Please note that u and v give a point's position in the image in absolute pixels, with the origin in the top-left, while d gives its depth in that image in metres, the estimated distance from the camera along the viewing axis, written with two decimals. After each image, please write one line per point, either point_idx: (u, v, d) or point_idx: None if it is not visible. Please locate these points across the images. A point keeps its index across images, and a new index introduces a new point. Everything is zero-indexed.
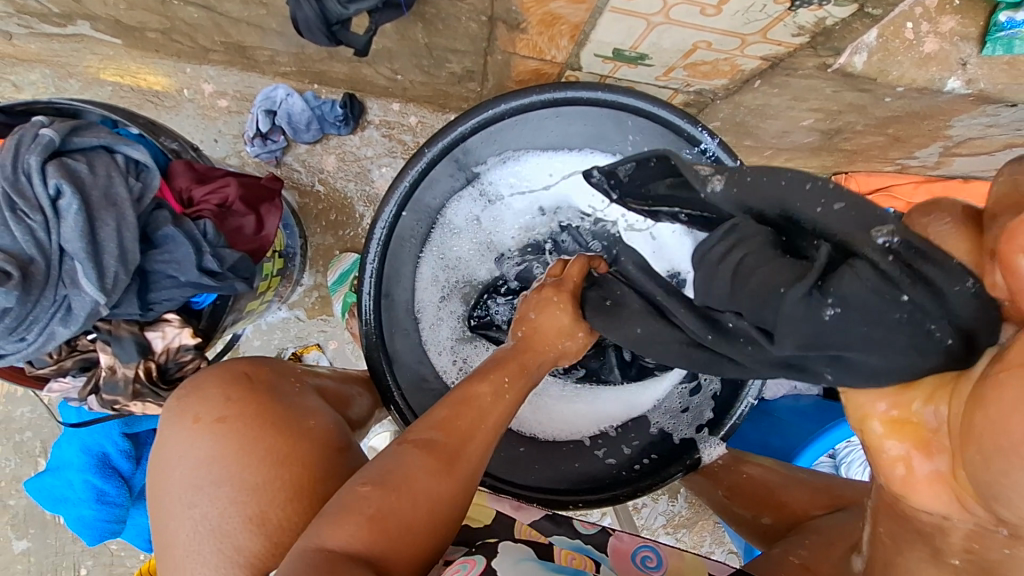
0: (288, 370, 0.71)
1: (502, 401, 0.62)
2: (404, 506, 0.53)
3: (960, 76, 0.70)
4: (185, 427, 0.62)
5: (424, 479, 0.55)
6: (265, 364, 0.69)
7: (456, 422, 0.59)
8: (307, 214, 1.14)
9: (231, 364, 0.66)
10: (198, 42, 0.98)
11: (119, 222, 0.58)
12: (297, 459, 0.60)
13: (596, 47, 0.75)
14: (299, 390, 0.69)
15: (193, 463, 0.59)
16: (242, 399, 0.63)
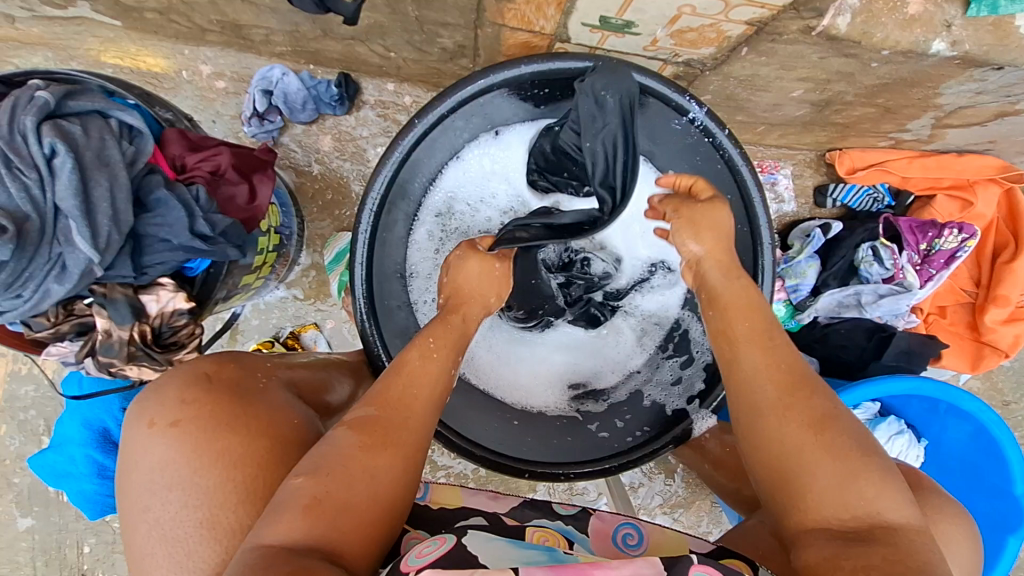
0: (255, 365, 0.69)
1: (430, 374, 0.67)
2: (345, 488, 0.56)
3: (945, 38, 0.70)
4: (141, 430, 0.60)
5: (357, 458, 0.58)
6: (233, 361, 0.67)
7: (388, 403, 0.63)
8: (304, 194, 1.16)
9: (194, 365, 0.65)
10: (195, 22, 1.00)
11: (112, 182, 0.59)
12: (248, 457, 0.59)
13: (582, 15, 0.76)
14: (265, 386, 0.67)
15: (149, 466, 0.58)
16: (199, 399, 0.61)
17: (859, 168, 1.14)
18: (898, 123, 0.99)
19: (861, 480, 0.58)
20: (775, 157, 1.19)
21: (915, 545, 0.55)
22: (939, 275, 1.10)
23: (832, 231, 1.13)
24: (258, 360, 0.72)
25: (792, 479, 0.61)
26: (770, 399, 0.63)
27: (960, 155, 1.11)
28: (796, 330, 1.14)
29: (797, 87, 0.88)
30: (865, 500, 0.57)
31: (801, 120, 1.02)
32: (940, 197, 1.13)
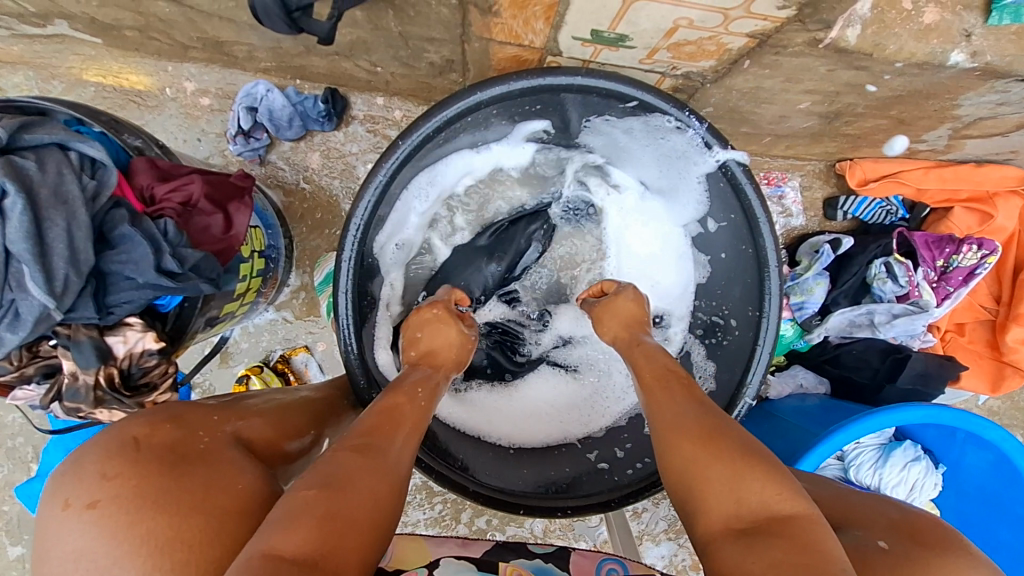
0: (200, 421, 0.58)
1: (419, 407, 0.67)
2: (350, 500, 0.50)
3: (964, 49, 0.65)
4: (54, 512, 0.49)
5: (356, 468, 0.53)
6: (172, 420, 0.56)
7: (385, 424, 0.61)
8: (292, 213, 1.12)
9: (120, 426, 0.53)
10: (176, 39, 0.97)
11: (69, 221, 0.56)
12: (184, 533, 0.48)
13: (573, 29, 0.72)
14: (207, 446, 0.55)
15: (62, 556, 0.47)
16: (123, 471, 0.49)
17: (871, 180, 1.08)
18: (913, 134, 0.93)
19: (752, 474, 0.57)
20: (782, 168, 1.13)
21: (814, 534, 0.51)
22: (956, 293, 1.04)
23: (842, 248, 1.07)
24: (213, 415, 0.60)
25: (697, 486, 0.59)
26: (671, 417, 0.66)
27: (978, 166, 1.05)
28: (805, 349, 1.12)
29: (804, 100, 0.83)
30: (764, 496, 0.55)
31: (809, 132, 0.97)
32: (957, 209, 1.07)
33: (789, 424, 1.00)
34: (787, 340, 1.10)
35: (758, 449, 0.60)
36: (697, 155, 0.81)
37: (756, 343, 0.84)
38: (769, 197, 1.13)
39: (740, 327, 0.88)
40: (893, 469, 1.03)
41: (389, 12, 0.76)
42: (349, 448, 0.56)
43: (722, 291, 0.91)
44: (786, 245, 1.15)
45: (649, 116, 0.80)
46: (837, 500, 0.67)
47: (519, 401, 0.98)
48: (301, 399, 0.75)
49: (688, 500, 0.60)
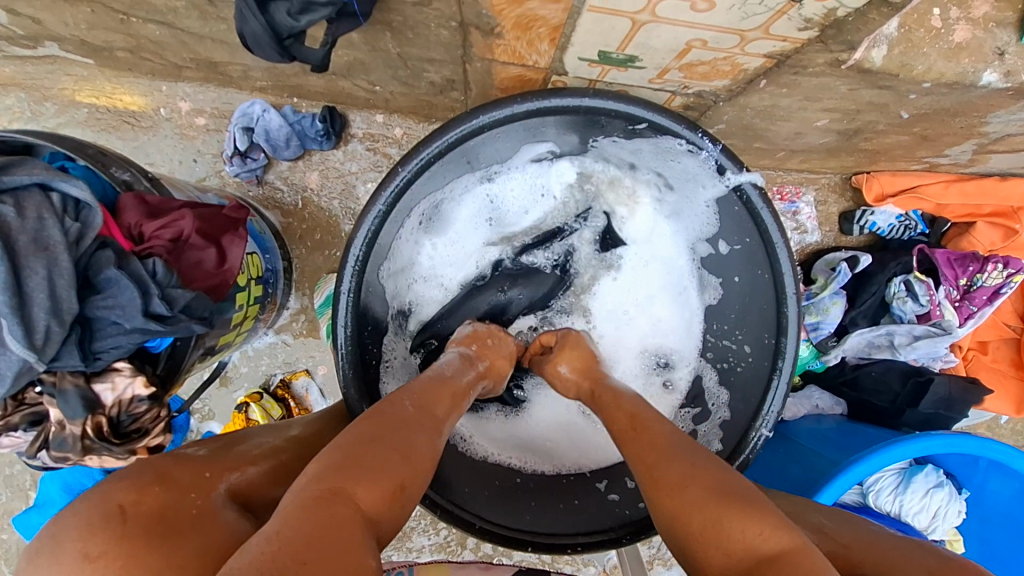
0: (192, 481, 0.55)
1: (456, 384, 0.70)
2: (400, 466, 0.54)
3: (997, 68, 0.61)
4: None
5: (405, 436, 0.58)
6: (159, 483, 0.53)
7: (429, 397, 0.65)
8: (291, 234, 1.09)
9: (105, 493, 0.51)
10: (169, 59, 0.94)
11: (50, 269, 0.53)
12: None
13: (579, 50, 0.68)
14: (199, 510, 0.52)
15: None
16: (105, 551, 0.47)
17: (889, 194, 1.04)
18: (935, 149, 0.89)
19: (730, 516, 0.52)
20: (796, 182, 1.09)
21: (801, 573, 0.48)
22: (980, 312, 1.01)
23: (859, 265, 1.03)
24: (205, 472, 0.57)
25: (679, 532, 0.55)
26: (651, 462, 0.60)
27: (1003, 179, 1.00)
28: (823, 370, 1.08)
29: (821, 118, 0.80)
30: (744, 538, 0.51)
31: (826, 148, 0.93)
32: (980, 224, 1.03)
33: (805, 448, 0.96)
34: (803, 361, 1.06)
35: (740, 489, 0.55)
36: (709, 178, 0.78)
37: (774, 372, 0.81)
38: (783, 213, 1.09)
39: (755, 355, 0.84)
40: (915, 496, 0.98)
41: (387, 34, 0.72)
42: (387, 413, 0.60)
43: (740, 315, 0.86)
44: (801, 261, 1.11)
45: (660, 138, 0.77)
46: (868, 547, 0.62)
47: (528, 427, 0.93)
48: (294, 436, 0.69)
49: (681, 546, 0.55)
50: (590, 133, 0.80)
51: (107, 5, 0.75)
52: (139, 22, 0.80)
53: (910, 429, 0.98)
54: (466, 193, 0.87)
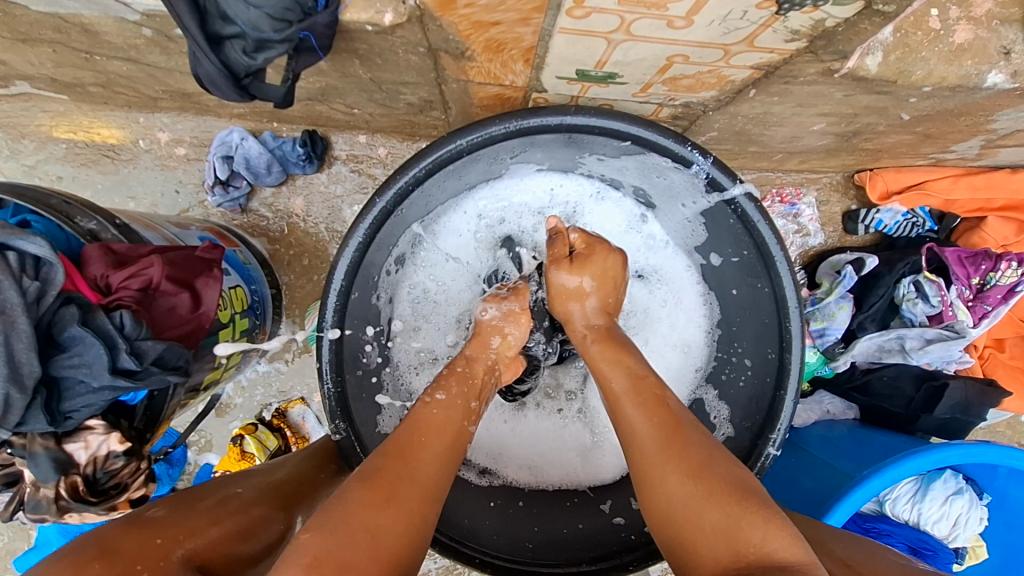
0: (143, 551, 0.52)
1: (454, 421, 0.65)
2: (346, 546, 0.50)
3: (1004, 68, 0.57)
4: None
5: (359, 511, 0.52)
6: (105, 557, 0.51)
7: (411, 446, 0.60)
8: (280, 260, 1.07)
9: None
10: (142, 92, 0.91)
11: (7, 334, 0.51)
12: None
13: (556, 69, 0.65)
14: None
15: None
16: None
17: (894, 191, 0.99)
18: (940, 146, 0.85)
19: (751, 518, 0.51)
20: (796, 183, 1.05)
21: None
22: (994, 312, 0.97)
23: (866, 268, 0.98)
24: (157, 539, 0.53)
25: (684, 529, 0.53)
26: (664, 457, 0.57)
27: (1015, 172, 0.95)
28: (831, 375, 1.02)
29: (818, 122, 0.76)
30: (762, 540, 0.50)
31: (824, 149, 0.89)
32: (991, 218, 0.98)
33: (819, 461, 0.90)
34: (810, 368, 1.01)
35: (756, 489, 0.54)
36: (703, 192, 0.75)
37: (778, 390, 0.76)
38: (784, 215, 1.05)
39: (755, 370, 0.80)
40: (934, 504, 0.92)
41: (355, 61, 0.69)
42: (367, 482, 0.55)
43: (745, 326, 0.82)
44: (805, 263, 1.07)
45: (646, 155, 0.74)
46: None
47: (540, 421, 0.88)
48: (276, 480, 0.67)
49: (668, 532, 0.54)
50: (576, 150, 0.77)
51: (68, 46, 0.73)
52: (104, 59, 0.76)
53: (924, 433, 0.95)
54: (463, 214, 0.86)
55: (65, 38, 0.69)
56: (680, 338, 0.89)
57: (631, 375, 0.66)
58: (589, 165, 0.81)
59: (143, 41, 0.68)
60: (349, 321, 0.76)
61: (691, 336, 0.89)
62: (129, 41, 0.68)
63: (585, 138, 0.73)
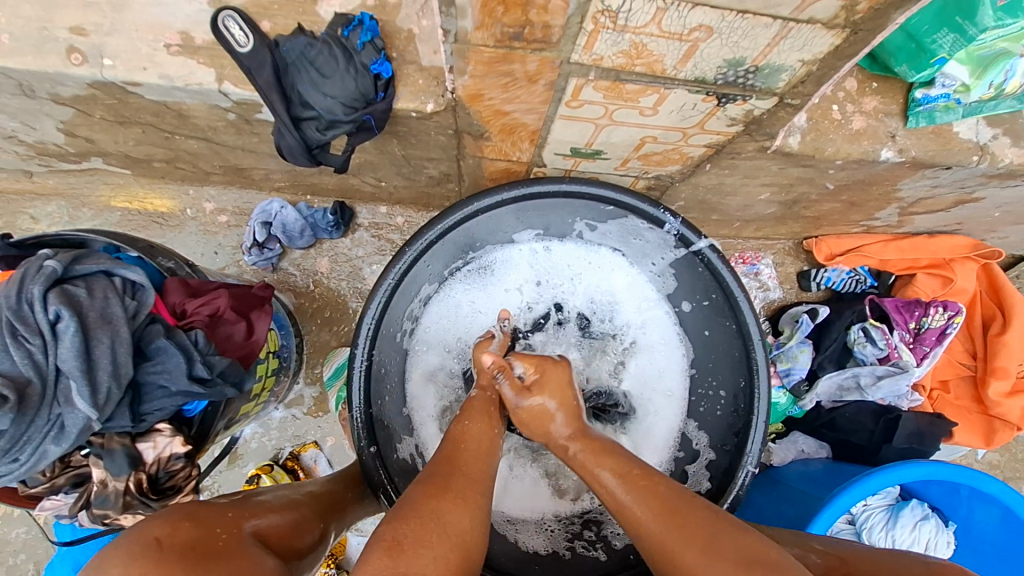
0: (216, 519, 0.62)
1: (489, 435, 0.77)
2: (416, 531, 0.58)
3: (892, 146, 0.76)
4: None
5: (427, 505, 0.62)
6: (189, 519, 0.60)
7: (459, 455, 0.72)
8: (303, 312, 1.20)
9: (142, 530, 0.57)
10: (200, 167, 1.07)
11: (114, 340, 0.61)
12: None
13: (554, 146, 0.82)
14: (225, 543, 0.59)
15: None
16: (147, 574, 0.52)
17: (837, 254, 1.18)
18: (867, 213, 1.04)
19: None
20: (755, 248, 1.23)
21: None
22: (933, 352, 1.10)
23: (819, 316, 1.14)
24: (232, 512, 0.64)
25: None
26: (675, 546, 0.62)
27: (932, 237, 1.15)
28: (802, 415, 1.16)
29: (764, 192, 0.94)
30: None
31: (774, 216, 1.08)
32: (920, 275, 1.16)
33: (795, 490, 1.00)
34: (783, 407, 1.14)
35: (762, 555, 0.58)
36: (672, 245, 0.94)
37: (750, 411, 0.91)
38: (746, 274, 1.22)
39: (729, 398, 0.95)
40: (904, 530, 1.02)
41: (394, 141, 0.86)
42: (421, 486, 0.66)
43: (718, 362, 0.97)
44: (769, 315, 1.22)
45: (626, 218, 0.93)
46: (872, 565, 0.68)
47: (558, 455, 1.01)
48: (312, 491, 0.80)
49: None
50: (569, 215, 0.96)
51: (157, 128, 0.88)
52: (181, 138, 0.92)
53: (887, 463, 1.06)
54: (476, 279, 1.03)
55: (158, 121, 0.84)
56: (664, 378, 1.02)
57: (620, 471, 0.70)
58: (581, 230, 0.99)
59: (224, 124, 0.83)
60: (377, 359, 0.90)
61: (674, 387, 1.01)
62: (212, 123, 0.83)
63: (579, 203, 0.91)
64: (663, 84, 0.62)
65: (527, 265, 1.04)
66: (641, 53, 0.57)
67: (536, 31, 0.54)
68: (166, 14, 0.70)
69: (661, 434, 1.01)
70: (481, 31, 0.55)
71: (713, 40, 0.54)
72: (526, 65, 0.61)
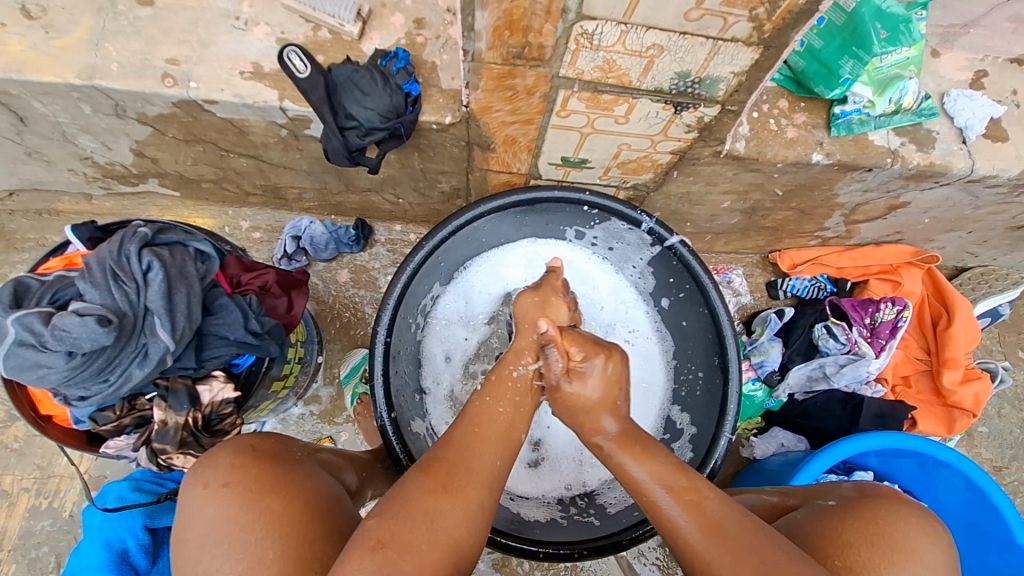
0: (295, 443, 0.73)
1: (502, 413, 0.79)
2: (402, 530, 0.62)
3: (821, 151, 0.93)
4: (192, 491, 0.62)
5: (424, 499, 0.66)
6: (273, 437, 0.70)
7: (467, 440, 0.75)
8: (323, 318, 1.32)
9: (241, 436, 0.68)
10: (242, 187, 1.24)
11: (189, 290, 0.75)
12: (284, 515, 0.60)
13: (548, 157, 1.00)
14: (301, 458, 0.70)
15: (204, 523, 0.59)
16: (247, 468, 0.63)
17: (798, 263, 1.34)
18: (817, 222, 1.21)
19: None
20: (727, 260, 1.39)
21: None
22: (889, 344, 1.23)
23: (786, 316, 1.29)
24: (297, 442, 0.75)
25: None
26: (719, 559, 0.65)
27: (879, 246, 1.31)
28: (779, 408, 1.27)
29: (725, 200, 1.12)
30: None
31: (739, 227, 1.25)
32: (872, 280, 1.32)
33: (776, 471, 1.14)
34: (759, 400, 1.26)
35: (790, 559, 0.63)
36: (649, 244, 1.09)
37: (724, 387, 1.03)
38: (721, 283, 1.37)
39: (706, 377, 1.08)
40: None
41: (415, 155, 1.04)
42: (426, 474, 0.69)
43: (695, 348, 1.10)
44: (743, 319, 1.36)
45: (610, 220, 1.09)
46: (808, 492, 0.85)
47: (560, 440, 1.15)
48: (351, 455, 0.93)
49: None
50: (561, 219, 1.12)
51: (216, 145, 1.05)
52: (234, 156, 1.10)
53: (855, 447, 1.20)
54: (478, 285, 1.20)
55: (220, 138, 1.02)
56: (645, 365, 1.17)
57: (659, 477, 0.73)
58: (571, 233, 1.16)
59: (276, 140, 1.01)
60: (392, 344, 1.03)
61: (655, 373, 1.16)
62: (265, 139, 1.01)
63: (571, 207, 1.07)
64: (631, 95, 0.80)
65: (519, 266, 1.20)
66: (612, 67, 0.75)
67: (533, 50, 0.73)
68: (242, 49, 0.89)
69: (646, 414, 1.14)
70: (491, 51, 0.74)
71: (665, 56, 0.73)
72: (525, 80, 0.79)
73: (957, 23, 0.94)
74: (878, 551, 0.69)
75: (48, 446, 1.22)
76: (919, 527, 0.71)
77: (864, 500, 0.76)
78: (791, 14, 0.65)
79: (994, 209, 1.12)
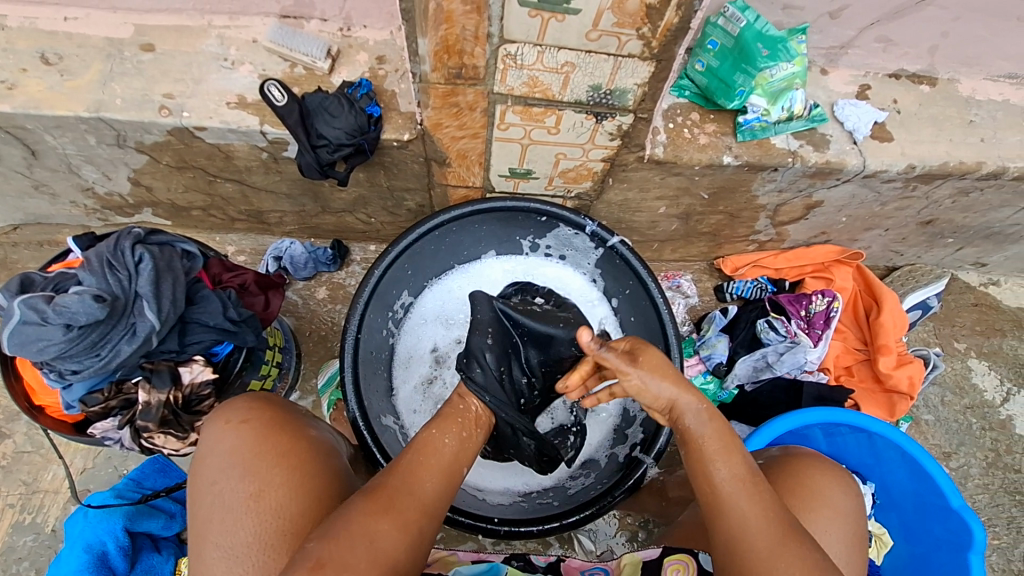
0: (297, 407, 0.87)
1: (447, 444, 0.82)
2: (342, 552, 0.66)
3: (730, 153, 1.08)
4: (216, 427, 0.77)
5: (363, 521, 0.69)
6: (275, 398, 0.84)
7: (422, 461, 0.79)
8: (302, 332, 1.42)
9: (247, 395, 0.83)
10: (227, 214, 1.37)
11: (174, 280, 0.85)
12: (290, 450, 0.75)
13: (497, 169, 1.13)
14: (303, 416, 0.85)
15: (223, 452, 0.74)
16: (262, 415, 0.78)
17: (739, 266, 1.47)
18: (748, 225, 1.34)
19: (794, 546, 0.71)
20: (676, 267, 1.51)
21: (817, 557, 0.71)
22: (824, 333, 1.34)
23: (729, 313, 1.40)
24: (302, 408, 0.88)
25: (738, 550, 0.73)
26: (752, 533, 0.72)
27: (809, 246, 1.45)
28: (732, 400, 1.36)
29: (660, 205, 1.25)
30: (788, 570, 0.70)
31: (680, 233, 1.38)
32: (808, 278, 1.45)
33: None
34: (712, 393, 1.35)
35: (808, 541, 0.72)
36: (595, 246, 1.21)
37: None
38: (670, 287, 1.48)
39: None
40: None
41: (381, 173, 1.17)
42: (377, 496, 0.73)
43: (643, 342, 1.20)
44: (693, 319, 1.46)
45: (559, 228, 1.21)
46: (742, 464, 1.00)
47: None
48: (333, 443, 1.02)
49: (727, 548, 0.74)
50: (518, 229, 1.24)
51: (205, 171, 1.19)
52: (221, 182, 1.23)
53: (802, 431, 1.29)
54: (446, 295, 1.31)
55: (209, 163, 1.16)
56: None
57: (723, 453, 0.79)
58: (525, 245, 1.29)
59: (258, 163, 1.15)
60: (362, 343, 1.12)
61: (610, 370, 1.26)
62: (248, 163, 1.15)
63: (524, 216, 1.19)
64: (557, 107, 0.95)
65: (483, 276, 1.32)
66: (537, 84, 0.90)
67: (469, 70, 0.88)
68: (228, 84, 1.05)
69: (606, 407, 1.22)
70: (435, 72, 0.89)
71: (578, 72, 0.88)
72: (466, 97, 0.94)
73: (836, 45, 1.12)
74: (800, 503, 0.85)
75: (35, 462, 1.28)
76: (832, 479, 0.88)
77: (787, 458, 0.93)
78: (671, 32, 0.80)
79: (899, 204, 1.26)
